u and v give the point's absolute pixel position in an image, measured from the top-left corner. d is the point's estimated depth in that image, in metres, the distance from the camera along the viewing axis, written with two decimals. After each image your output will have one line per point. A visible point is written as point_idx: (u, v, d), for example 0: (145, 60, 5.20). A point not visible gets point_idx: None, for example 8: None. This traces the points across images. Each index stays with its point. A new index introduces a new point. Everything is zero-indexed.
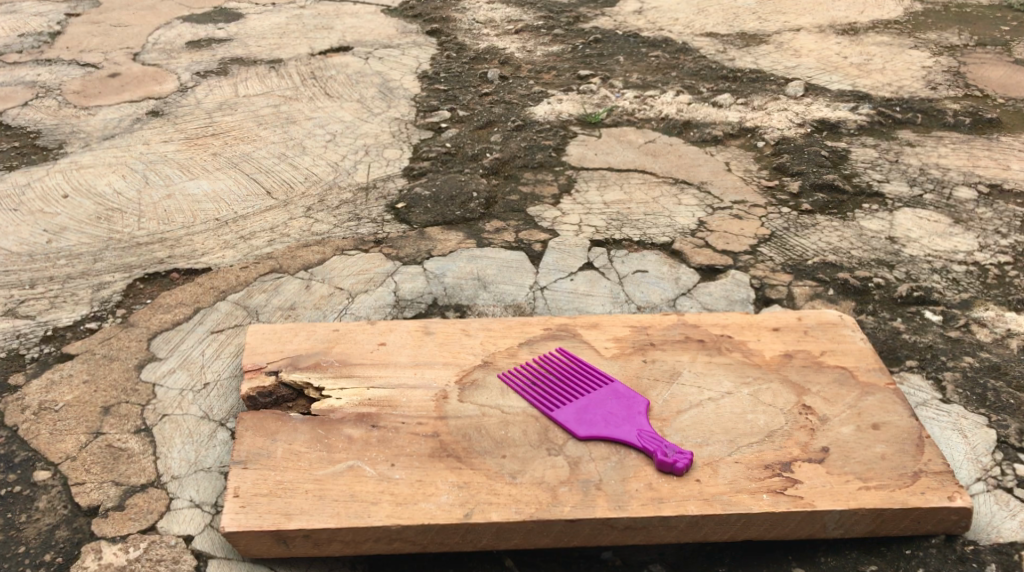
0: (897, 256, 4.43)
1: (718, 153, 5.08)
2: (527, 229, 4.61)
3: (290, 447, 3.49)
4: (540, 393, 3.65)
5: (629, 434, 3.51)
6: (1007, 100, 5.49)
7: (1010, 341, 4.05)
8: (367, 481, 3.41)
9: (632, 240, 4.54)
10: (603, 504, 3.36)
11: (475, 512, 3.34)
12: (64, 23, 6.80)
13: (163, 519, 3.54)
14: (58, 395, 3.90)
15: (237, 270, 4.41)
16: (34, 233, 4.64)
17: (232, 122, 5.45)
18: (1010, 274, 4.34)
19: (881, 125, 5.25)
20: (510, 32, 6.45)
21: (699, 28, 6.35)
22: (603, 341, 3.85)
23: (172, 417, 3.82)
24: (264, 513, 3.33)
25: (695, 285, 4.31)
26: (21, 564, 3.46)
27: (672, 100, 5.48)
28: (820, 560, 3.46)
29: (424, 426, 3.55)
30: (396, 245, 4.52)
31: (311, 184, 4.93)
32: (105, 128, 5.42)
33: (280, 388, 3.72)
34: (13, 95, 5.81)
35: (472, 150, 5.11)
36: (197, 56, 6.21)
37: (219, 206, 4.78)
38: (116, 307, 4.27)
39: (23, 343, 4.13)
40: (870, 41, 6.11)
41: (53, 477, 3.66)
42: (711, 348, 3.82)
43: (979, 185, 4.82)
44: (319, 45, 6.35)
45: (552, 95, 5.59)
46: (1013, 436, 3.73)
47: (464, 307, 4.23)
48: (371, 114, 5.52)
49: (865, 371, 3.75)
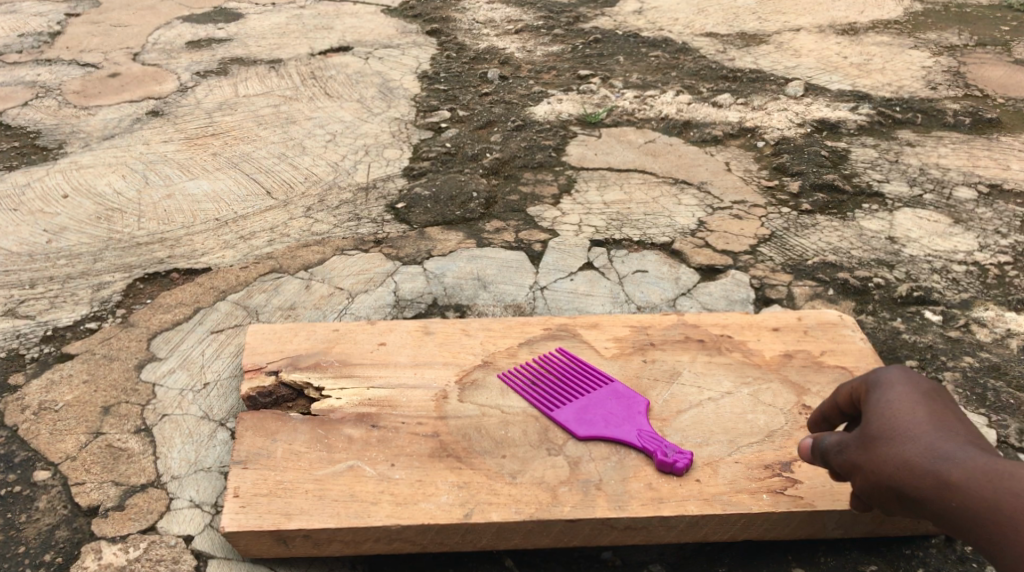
0: (896, 256, 4.43)
1: (718, 153, 5.08)
2: (527, 229, 4.61)
3: (290, 447, 3.49)
4: (540, 394, 3.65)
5: (629, 433, 3.51)
6: (1008, 100, 5.49)
7: (1009, 341, 4.06)
8: (367, 481, 3.41)
9: (632, 240, 4.54)
10: (603, 503, 3.36)
11: (475, 512, 3.34)
12: (64, 23, 6.79)
13: (162, 519, 3.54)
14: (58, 395, 3.90)
15: (237, 270, 4.41)
16: (33, 233, 4.64)
17: (232, 122, 5.45)
18: (1009, 274, 4.34)
19: (881, 125, 5.25)
20: (510, 32, 6.45)
21: (699, 28, 6.35)
22: (603, 341, 3.85)
23: (172, 417, 3.82)
24: (264, 513, 3.33)
25: (695, 285, 4.31)
26: (21, 564, 3.46)
27: (672, 100, 5.49)
28: (820, 561, 3.46)
29: (424, 426, 3.55)
30: (396, 245, 4.52)
31: (311, 184, 4.93)
32: (104, 128, 5.42)
33: (280, 388, 3.72)
34: (12, 95, 5.81)
35: (472, 150, 5.11)
36: (197, 57, 6.21)
37: (219, 206, 4.78)
38: (116, 307, 4.26)
39: (23, 343, 4.12)
40: (871, 41, 6.11)
41: (53, 477, 3.66)
42: (711, 348, 3.82)
43: (979, 185, 4.82)
44: (320, 45, 6.35)
45: (552, 95, 5.59)
46: (1014, 436, 3.73)
47: (464, 306, 4.23)
48: (371, 114, 5.52)
49: (866, 370, 3.75)
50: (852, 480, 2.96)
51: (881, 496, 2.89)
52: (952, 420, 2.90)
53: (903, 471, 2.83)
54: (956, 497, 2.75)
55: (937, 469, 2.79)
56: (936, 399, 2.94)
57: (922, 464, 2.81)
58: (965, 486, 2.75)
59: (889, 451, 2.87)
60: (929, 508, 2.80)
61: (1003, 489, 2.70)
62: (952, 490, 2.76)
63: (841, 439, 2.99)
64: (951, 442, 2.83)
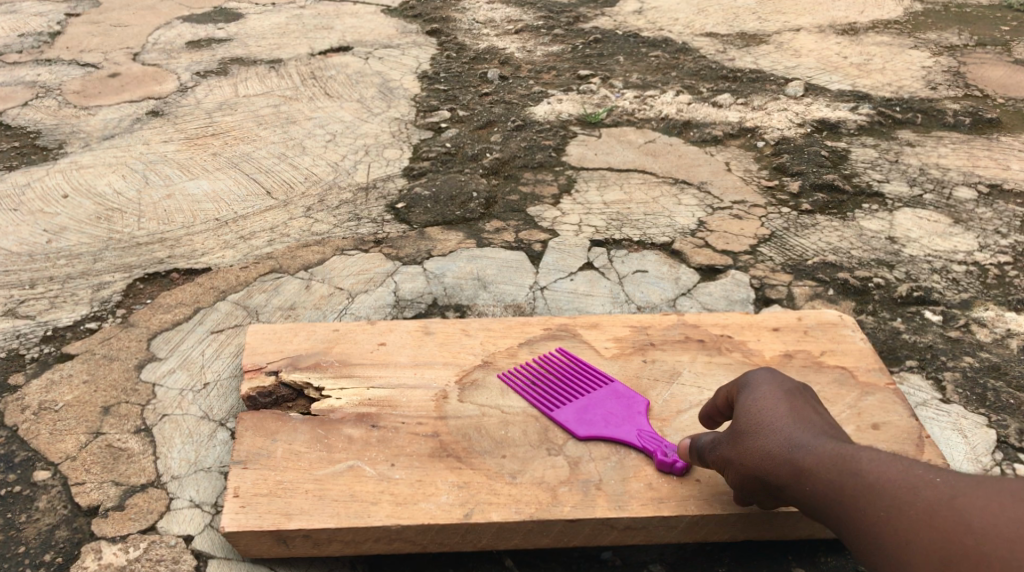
0: (896, 256, 4.43)
1: (718, 153, 5.08)
2: (527, 229, 4.61)
3: (290, 447, 3.49)
4: (539, 394, 3.65)
5: (629, 434, 3.51)
6: (1008, 100, 5.49)
7: (1009, 341, 4.06)
8: (367, 481, 3.41)
9: (632, 240, 4.54)
10: (603, 504, 3.36)
11: (475, 512, 3.34)
12: (64, 23, 6.79)
13: (162, 519, 3.54)
14: (58, 395, 3.90)
15: (237, 270, 4.41)
16: (33, 233, 4.64)
17: (232, 122, 5.45)
18: (1009, 274, 4.34)
19: (881, 125, 5.25)
20: (510, 32, 6.45)
21: (699, 28, 6.35)
22: (603, 341, 3.85)
23: (172, 417, 3.82)
24: (264, 513, 3.33)
25: (696, 285, 4.31)
26: (20, 564, 3.46)
27: (672, 100, 5.48)
28: (820, 561, 3.46)
29: (424, 426, 3.55)
30: (396, 245, 4.52)
31: (311, 184, 4.93)
32: (105, 128, 5.42)
33: (280, 388, 3.72)
34: (12, 95, 5.80)
35: (472, 150, 5.11)
36: (197, 57, 6.21)
37: (219, 206, 4.78)
38: (116, 307, 4.26)
39: (23, 343, 4.12)
40: (871, 41, 6.11)
41: (53, 477, 3.66)
42: (711, 348, 3.82)
43: (979, 185, 4.82)
44: (320, 45, 6.35)
45: (552, 95, 5.59)
46: (1014, 436, 3.73)
47: (464, 307, 4.23)
48: (371, 114, 5.52)
49: (866, 370, 3.75)
50: (725, 473, 3.21)
51: (749, 486, 3.14)
52: (810, 414, 3.12)
53: (762, 461, 3.08)
54: (812, 485, 2.99)
55: (791, 457, 3.03)
56: (797, 398, 3.16)
57: (782, 456, 3.05)
58: (816, 472, 2.98)
59: (753, 445, 3.10)
60: (785, 492, 3.05)
61: (846, 471, 2.94)
62: (803, 475, 3.00)
63: (715, 437, 3.24)
64: (805, 432, 3.07)
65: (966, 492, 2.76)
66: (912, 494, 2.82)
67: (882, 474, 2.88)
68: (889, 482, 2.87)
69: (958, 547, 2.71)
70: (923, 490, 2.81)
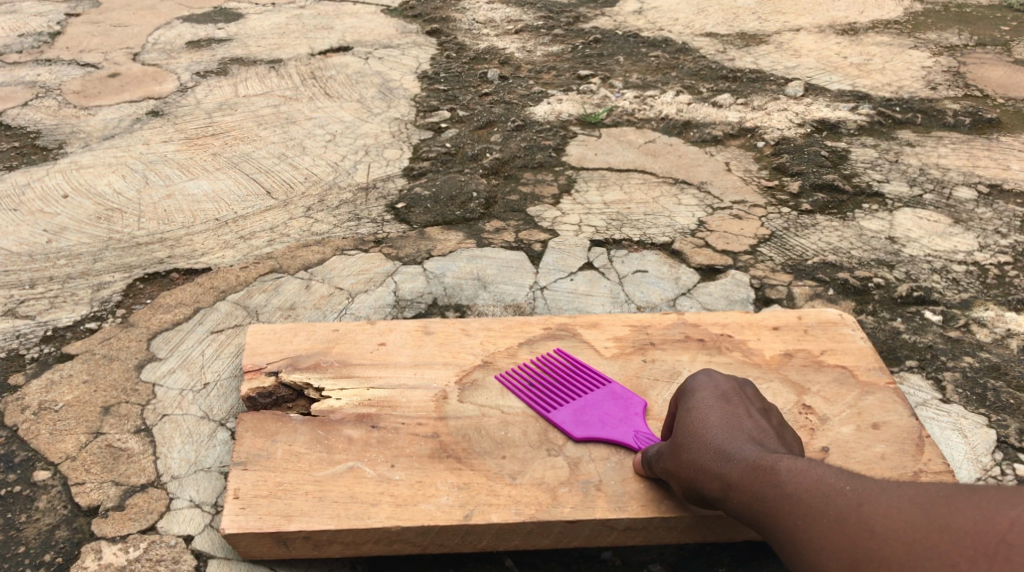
0: (896, 256, 4.43)
1: (718, 153, 5.08)
2: (527, 229, 4.61)
3: (290, 448, 3.49)
4: (538, 394, 3.65)
5: (626, 435, 3.51)
6: (1008, 100, 5.49)
7: (1009, 341, 4.06)
8: (367, 482, 3.41)
9: (632, 240, 4.54)
10: (603, 504, 3.36)
11: (475, 513, 3.34)
12: (64, 23, 6.79)
13: (162, 519, 3.54)
14: (58, 395, 3.90)
15: (237, 270, 4.40)
16: (33, 233, 4.64)
17: (232, 122, 5.45)
18: (1009, 274, 4.34)
19: (881, 125, 5.25)
20: (510, 32, 6.45)
21: (699, 28, 6.35)
22: (603, 341, 3.85)
23: (172, 417, 3.82)
24: (264, 515, 3.33)
25: (695, 285, 4.31)
26: (20, 564, 3.46)
27: (672, 100, 5.49)
28: None
29: (424, 426, 3.55)
30: (396, 245, 4.52)
31: (311, 184, 4.93)
32: (105, 128, 5.42)
33: (280, 388, 3.72)
34: (12, 95, 5.81)
35: (472, 150, 5.11)
36: (197, 56, 6.21)
37: (219, 206, 4.78)
38: (116, 307, 4.26)
39: (23, 343, 4.12)
40: (871, 41, 6.11)
41: (53, 477, 3.66)
42: (711, 348, 3.82)
43: (978, 185, 4.82)
44: (319, 45, 6.35)
45: (552, 95, 5.59)
46: (1014, 436, 3.73)
47: (464, 307, 4.23)
48: (370, 114, 5.52)
49: (866, 370, 3.75)
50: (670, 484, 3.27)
51: (690, 497, 3.19)
52: (741, 420, 3.17)
53: (695, 474, 3.14)
54: (736, 495, 3.02)
55: (720, 469, 3.08)
56: (730, 406, 3.22)
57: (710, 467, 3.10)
58: (740, 482, 3.02)
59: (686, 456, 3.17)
60: (720, 504, 3.09)
61: (767, 480, 2.97)
62: (731, 486, 3.04)
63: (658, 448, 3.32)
64: (733, 441, 3.11)
65: (873, 497, 2.79)
66: (824, 502, 2.85)
67: (797, 484, 2.91)
68: (804, 488, 2.90)
69: (867, 553, 2.74)
70: (834, 498, 2.84)
